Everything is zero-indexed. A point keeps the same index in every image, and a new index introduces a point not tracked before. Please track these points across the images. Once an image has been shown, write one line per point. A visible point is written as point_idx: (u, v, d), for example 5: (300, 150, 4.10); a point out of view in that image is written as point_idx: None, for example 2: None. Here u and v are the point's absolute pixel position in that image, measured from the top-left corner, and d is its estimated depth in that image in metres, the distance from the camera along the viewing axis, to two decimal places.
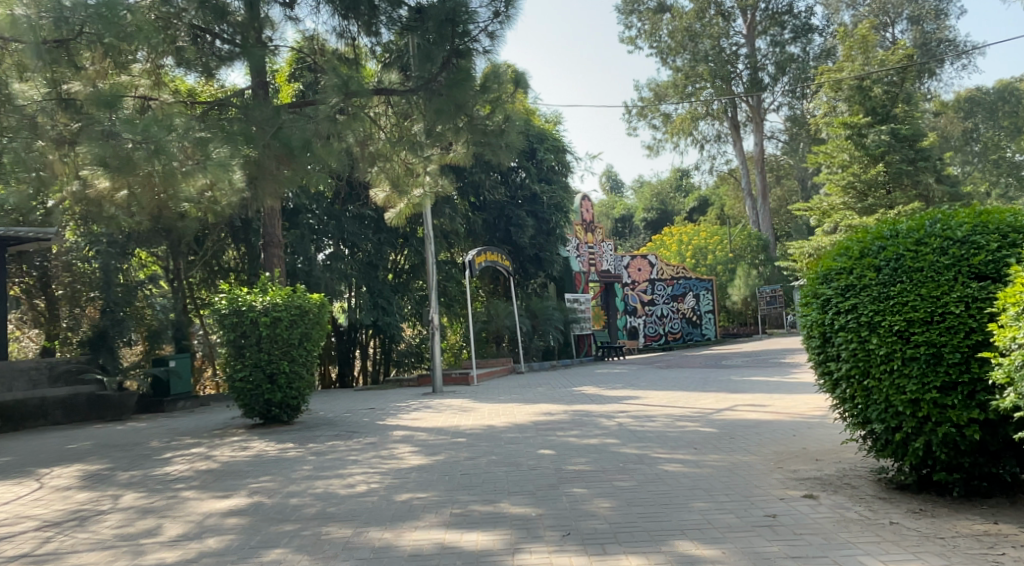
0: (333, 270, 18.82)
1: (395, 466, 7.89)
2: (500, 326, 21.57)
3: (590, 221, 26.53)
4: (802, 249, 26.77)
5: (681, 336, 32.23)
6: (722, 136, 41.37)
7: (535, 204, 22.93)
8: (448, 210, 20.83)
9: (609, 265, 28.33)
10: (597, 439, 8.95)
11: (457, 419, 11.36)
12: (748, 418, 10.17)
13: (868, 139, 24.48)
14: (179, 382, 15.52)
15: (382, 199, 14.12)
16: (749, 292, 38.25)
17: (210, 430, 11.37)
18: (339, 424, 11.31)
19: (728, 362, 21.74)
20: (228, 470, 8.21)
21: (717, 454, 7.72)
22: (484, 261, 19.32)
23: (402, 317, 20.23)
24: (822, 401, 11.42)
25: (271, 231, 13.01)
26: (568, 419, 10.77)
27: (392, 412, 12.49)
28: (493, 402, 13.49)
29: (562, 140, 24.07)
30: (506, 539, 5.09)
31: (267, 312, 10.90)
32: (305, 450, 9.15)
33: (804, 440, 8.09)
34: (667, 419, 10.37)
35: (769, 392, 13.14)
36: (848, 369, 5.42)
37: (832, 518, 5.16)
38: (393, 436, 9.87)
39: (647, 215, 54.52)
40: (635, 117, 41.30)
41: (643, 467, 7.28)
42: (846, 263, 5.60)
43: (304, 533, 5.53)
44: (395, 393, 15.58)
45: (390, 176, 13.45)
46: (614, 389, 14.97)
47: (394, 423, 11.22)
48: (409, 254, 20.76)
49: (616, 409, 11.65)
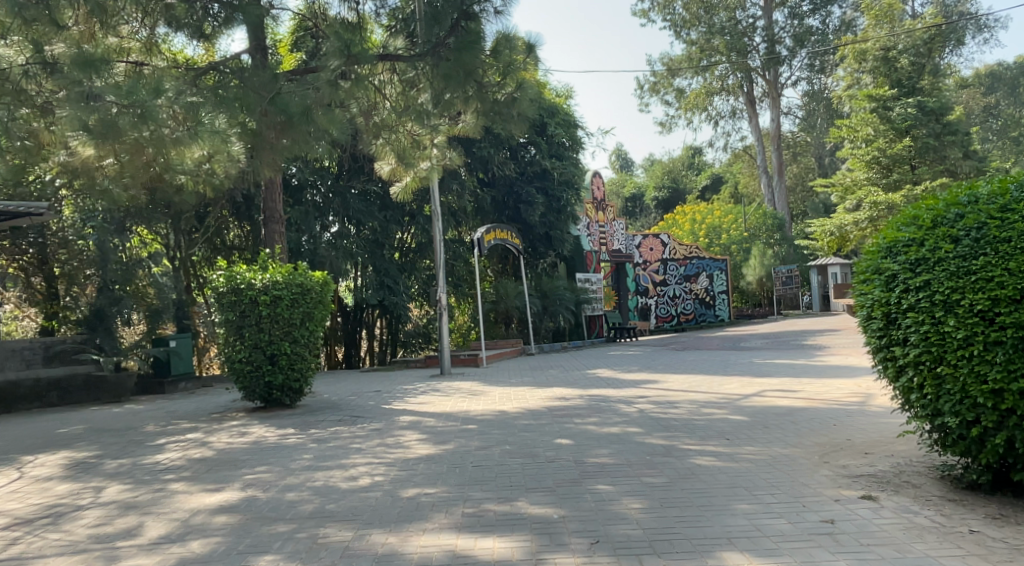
0: (339, 249, 18.21)
1: (402, 456, 7.26)
2: (508, 307, 20.78)
3: (601, 200, 25.77)
4: (824, 228, 26.41)
5: (693, 317, 31.53)
6: (736, 112, 40.45)
7: (545, 180, 22.21)
8: (456, 185, 20.16)
9: (620, 244, 27.64)
10: (618, 427, 8.31)
11: (467, 404, 10.73)
12: (778, 405, 9.52)
13: (894, 112, 24.17)
14: (180, 363, 14.91)
15: (388, 172, 13.41)
16: (764, 273, 37.48)
17: (208, 413, 10.75)
18: (343, 409, 10.70)
19: (746, 343, 21.11)
20: (222, 457, 7.59)
21: (752, 446, 7.08)
22: (494, 238, 18.60)
23: (410, 296, 19.61)
24: (854, 386, 10.78)
25: (271, 206, 12.29)
26: (585, 404, 10.13)
27: (399, 396, 11.87)
28: (504, 385, 12.85)
29: (572, 115, 23.28)
30: (527, 547, 4.47)
31: (267, 290, 10.28)
32: (306, 437, 8.52)
33: (847, 431, 7.45)
34: (690, 406, 9.73)
35: (795, 377, 12.50)
36: (918, 355, 4.76)
37: (900, 525, 4.51)
38: (399, 422, 9.25)
39: (658, 194, 53.71)
40: (648, 92, 40.46)
41: (673, 460, 6.65)
42: (915, 234, 4.94)
43: (299, 536, 4.91)
44: (402, 375, 14.97)
45: (395, 148, 12.73)
46: (630, 372, 14.35)
47: (401, 407, 10.60)
48: (416, 232, 19.97)
49: (635, 393, 11.02)
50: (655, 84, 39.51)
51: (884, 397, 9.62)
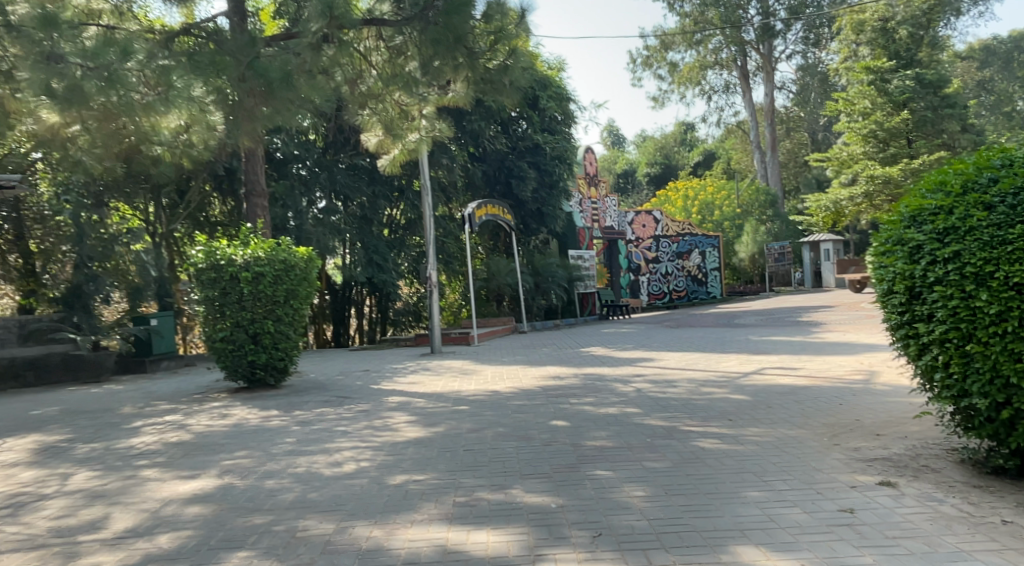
0: (326, 226, 17.78)
1: (389, 440, 6.88)
2: (500, 284, 20.36)
3: (593, 175, 25.32)
4: (820, 202, 26.57)
5: (685, 294, 31.26)
6: (730, 87, 40.07)
7: (537, 154, 21.70)
8: (445, 159, 19.70)
9: (613, 221, 27.30)
10: (616, 408, 7.96)
11: (458, 383, 10.36)
12: (780, 384, 9.22)
13: (891, 85, 24.37)
14: (162, 342, 14.41)
15: (374, 144, 12.93)
16: (757, 249, 37.27)
17: (189, 394, 10.34)
18: (329, 389, 10.31)
19: (741, 320, 20.90)
20: (200, 441, 7.19)
21: (757, 428, 6.74)
22: (485, 214, 18.17)
23: (399, 274, 19.16)
24: (855, 364, 10.50)
25: (253, 178, 11.80)
26: (580, 384, 9.78)
27: (388, 375, 11.49)
28: (496, 364, 12.49)
29: (564, 88, 22.74)
30: (525, 541, 4.10)
31: (248, 267, 9.83)
32: (290, 419, 8.13)
33: (854, 412, 7.13)
34: (689, 385, 9.41)
35: (793, 354, 12.21)
36: (945, 332, 4.43)
37: (926, 516, 4.18)
38: (387, 403, 8.87)
39: (650, 170, 53.34)
40: (641, 66, 40.00)
41: (676, 443, 6.31)
42: (943, 202, 4.57)
43: (277, 529, 4.54)
44: (391, 354, 14.61)
45: (382, 119, 12.25)
46: (624, 350, 14.03)
47: (389, 388, 10.21)
48: (405, 208, 19.55)
49: (632, 372, 10.68)
50: (647, 58, 39.01)
51: (888, 375, 9.33)
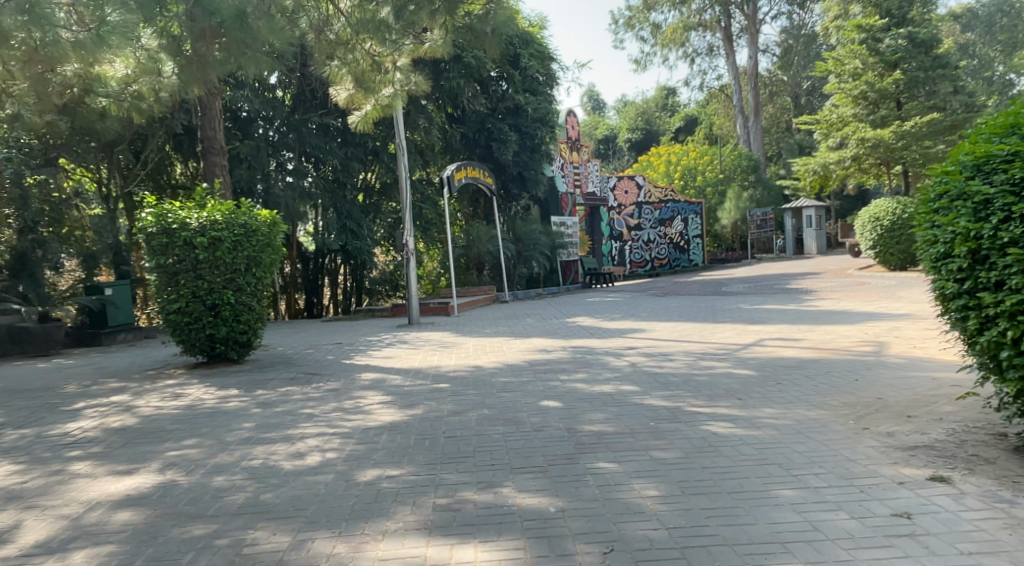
0: (295, 191, 16.86)
1: (360, 425, 6.08)
2: (481, 252, 19.52)
3: (575, 139, 24.44)
4: (808, 165, 26.93)
5: (668, 261, 30.60)
6: (713, 49, 39.20)
7: (518, 117, 20.82)
8: (422, 120, 18.76)
9: (595, 186, 26.52)
10: (611, 386, 7.24)
11: (437, 358, 9.57)
12: (785, 356, 8.55)
13: (883, 44, 24.13)
14: (118, 313, 13.51)
15: (345, 99, 12.03)
16: (739, 216, 36.65)
17: (144, 369, 9.47)
18: (297, 365, 9.48)
19: (728, 288, 20.33)
20: (145, 427, 6.34)
21: (772, 408, 6.04)
22: (465, 177, 17.24)
23: (374, 240, 18.23)
24: (860, 335, 9.88)
25: (211, 134, 10.83)
26: (569, 358, 9.02)
27: (361, 348, 10.67)
28: (477, 336, 11.69)
29: (546, 46, 21.71)
30: (522, 561, 3.37)
31: (204, 232, 8.94)
32: (250, 400, 7.29)
33: (874, 391, 6.48)
34: (688, 358, 8.70)
35: (791, 323, 11.57)
36: (1018, 302, 3.78)
37: (998, 525, 3.50)
38: (360, 381, 8.08)
39: (631, 135, 52.45)
40: (623, 27, 38.99)
41: (685, 426, 5.58)
42: (1018, 147, 3.92)
43: (221, 543, 3.76)
44: (365, 326, 13.79)
45: (352, 72, 11.29)
46: (611, 320, 13.32)
47: (362, 363, 9.40)
48: (380, 171, 18.57)
49: (624, 345, 9.96)
50: (630, 19, 38.05)
51: (898, 348, 8.73)
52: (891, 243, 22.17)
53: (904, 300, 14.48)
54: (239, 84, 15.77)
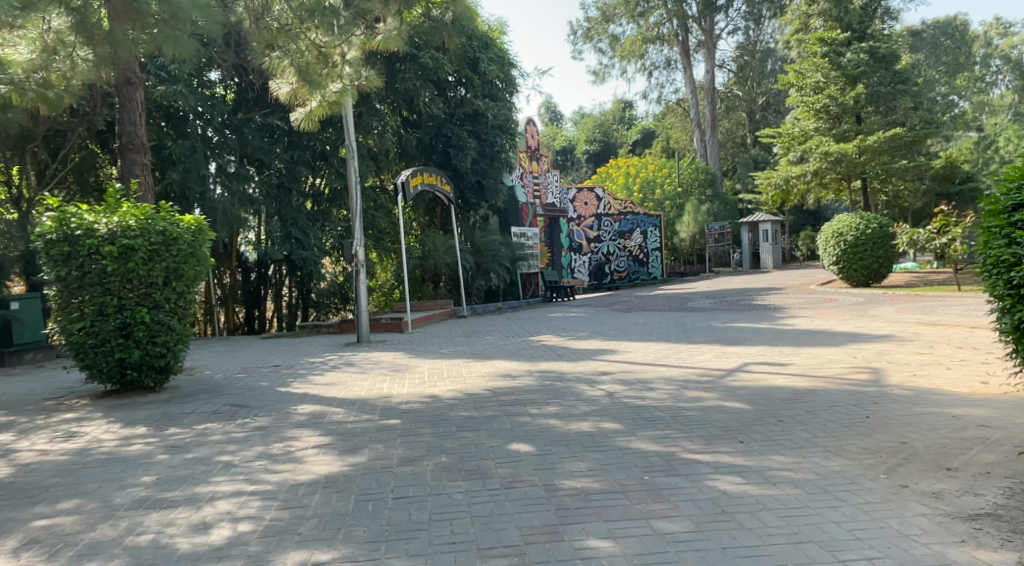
0: (234, 196, 15.55)
1: (288, 480, 4.95)
2: (437, 264, 18.41)
3: (535, 148, 23.54)
4: (770, 179, 26.45)
5: (627, 275, 29.88)
6: (671, 63, 38.88)
7: (477, 123, 19.85)
8: (376, 123, 17.64)
9: (554, 197, 25.67)
10: (589, 424, 6.24)
11: (386, 385, 8.43)
12: (778, 385, 7.66)
13: (845, 58, 24.08)
14: (25, 330, 12.04)
15: (287, 94, 10.73)
16: (698, 230, 36.10)
17: (43, 399, 8.12)
18: (225, 393, 8.26)
19: (694, 303, 19.58)
20: (16, 482, 5.09)
21: (783, 456, 5.09)
22: (421, 183, 16.14)
23: (322, 250, 17.00)
24: (851, 360, 9.09)
25: (130, 129, 9.57)
26: (536, 387, 7.98)
27: (300, 372, 9.48)
28: (432, 358, 10.58)
29: (506, 51, 20.74)
30: None
31: (114, 239, 7.70)
32: (160, 441, 6.09)
33: (894, 433, 5.60)
34: (669, 387, 7.74)
35: (771, 345, 10.73)
36: None
37: None
38: (295, 416, 6.90)
39: (589, 147, 51.99)
40: (581, 38, 38.63)
41: (687, 482, 4.60)
42: None
43: None
44: (309, 344, 12.54)
45: (297, 66, 10.32)
46: (578, 339, 12.33)
47: (299, 392, 8.21)
48: (329, 176, 17.37)
49: (596, 370, 8.98)
50: (588, 31, 37.71)
51: (898, 376, 7.94)
52: (855, 258, 21.70)
53: (880, 319, 13.84)
54: (172, 78, 14.34)
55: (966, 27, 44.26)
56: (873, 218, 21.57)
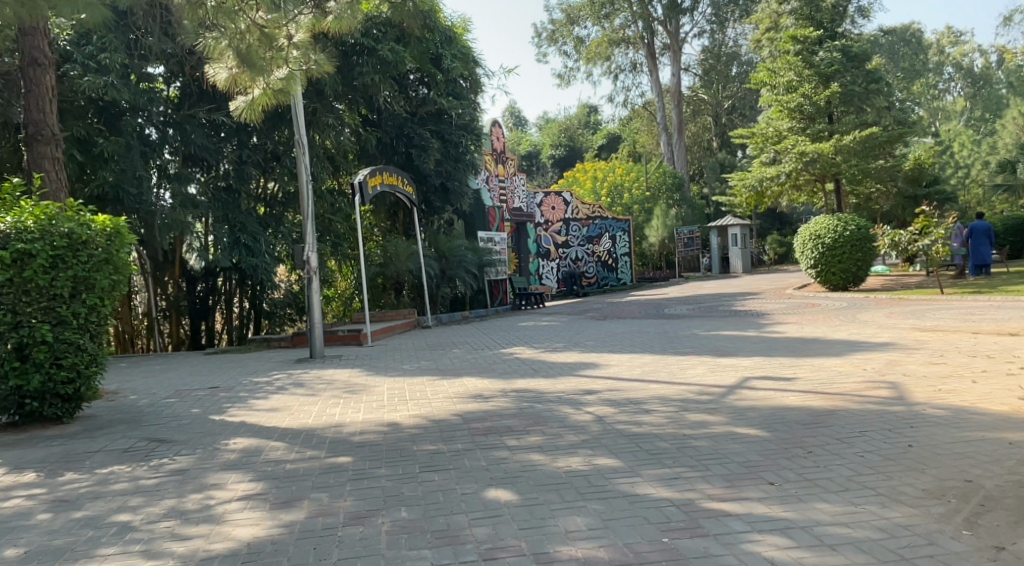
0: (176, 199, 14.27)
1: (198, 551, 3.80)
2: (399, 271, 17.16)
3: (501, 151, 22.53)
4: (743, 181, 25.68)
5: (596, 280, 28.95)
6: (636, 66, 38.20)
7: (441, 122, 18.82)
8: (332, 120, 16.37)
9: (521, 202, 24.63)
10: (580, 460, 5.18)
11: (338, 409, 7.27)
12: (790, 405, 6.69)
13: (818, 57, 23.56)
14: None
15: (225, 80, 9.41)
16: (667, 234, 35.28)
17: None
18: (148, 422, 7.02)
19: (671, 310, 18.66)
20: None
21: (828, 505, 4.07)
22: (382, 183, 14.98)
23: (274, 258, 15.73)
24: (861, 374, 8.17)
25: (39, 117, 8.56)
26: (513, 411, 6.88)
27: (240, 396, 8.25)
28: (394, 375, 9.41)
29: (469, 48, 19.65)
30: None
31: (8, 243, 6.44)
32: (49, 494, 4.87)
33: (951, 468, 4.64)
34: (666, 410, 6.70)
35: (767, 356, 9.77)
36: None
37: None
38: (224, 454, 5.70)
39: (555, 152, 51.32)
40: (545, 41, 37.88)
41: (720, 548, 3.56)
42: None
43: None
44: (254, 360, 11.28)
45: (238, 50, 9.21)
46: (554, 351, 11.26)
47: (235, 421, 7.01)
48: (280, 178, 16.13)
49: (579, 388, 7.90)
50: (552, 33, 36.99)
51: (922, 392, 7.04)
52: (832, 262, 21.01)
53: (872, 325, 13.01)
54: (102, 68, 12.93)
55: (920, 35, 44.63)
56: (851, 220, 20.89)
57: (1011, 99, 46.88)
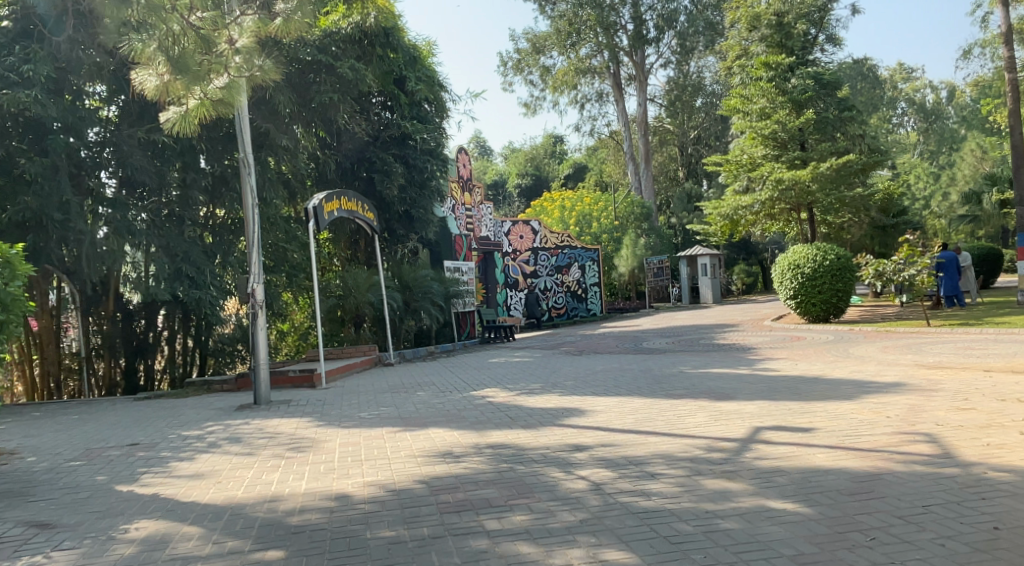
0: (111, 226, 12.78)
1: None
2: (359, 303, 15.88)
3: (468, 179, 21.51)
4: (717, 209, 24.89)
5: (565, 311, 27.83)
6: (603, 95, 37.68)
7: (405, 147, 17.69)
8: (287, 142, 14.97)
9: (488, 230, 23.54)
10: (583, 555, 3.98)
11: (276, 475, 5.98)
12: (823, 467, 5.59)
13: (790, 84, 22.99)
14: None
15: (155, 88, 7.97)
16: (636, 264, 34.37)
17: None
18: (37, 496, 5.66)
19: (650, 343, 17.57)
20: None
21: None
22: (338, 209, 13.68)
23: (221, 291, 14.31)
24: (888, 423, 7.12)
25: None
26: (490, 476, 5.68)
27: (162, 456, 6.90)
28: (348, 426, 8.12)
29: (434, 71, 18.58)
30: None
31: None
32: None
33: None
34: (676, 474, 5.53)
35: (772, 400, 8.69)
36: None
37: None
38: (118, 548, 4.41)
39: (522, 181, 50.51)
40: (511, 70, 37.23)
41: None
42: None
43: None
44: (189, 407, 9.89)
45: (169, 54, 7.86)
46: (531, 393, 10.05)
47: (148, 492, 5.68)
48: (228, 204, 14.81)
49: (566, 444, 6.70)
50: (518, 62, 36.35)
51: (972, 447, 6.00)
52: (812, 292, 20.21)
53: (871, 362, 12.04)
54: (26, 80, 11.51)
55: (876, 70, 45.00)
56: (830, 250, 20.20)
57: (964, 132, 47.47)
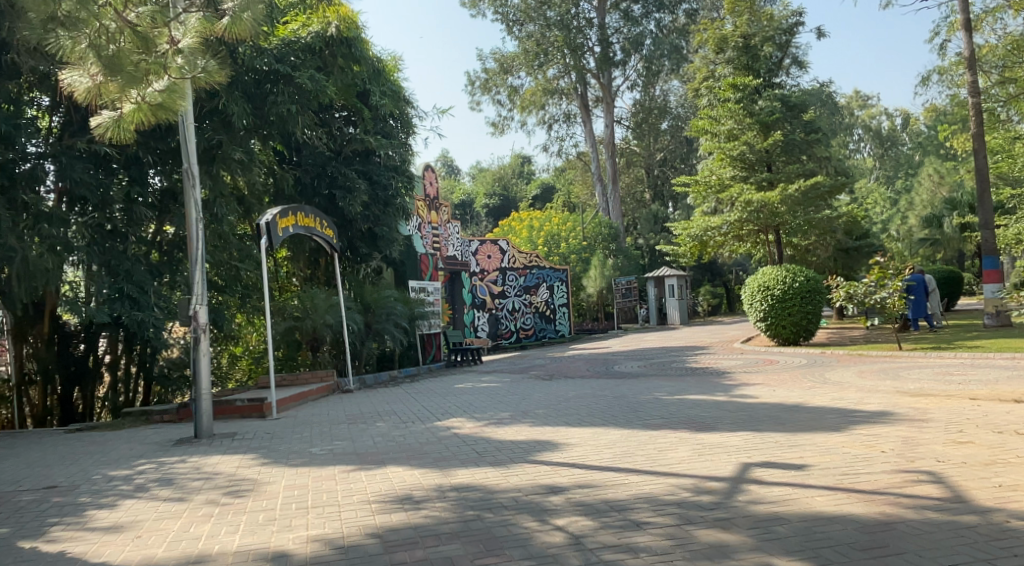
0: (46, 243, 11.72)
1: None
2: (317, 325, 15.04)
3: (434, 197, 20.90)
4: (687, 230, 24.56)
5: (534, 333, 27.16)
6: (570, 116, 37.42)
7: (369, 162, 17.01)
8: (241, 155, 14.10)
9: (454, 250, 22.88)
10: None
11: (207, 527, 5.20)
12: (827, 513, 4.99)
13: (757, 106, 22.73)
14: None
15: (87, 90, 7.25)
16: (604, 284, 33.92)
17: None
18: None
19: (621, 367, 17.01)
20: None
21: None
22: (293, 225, 12.88)
23: (166, 312, 13.39)
24: (886, 459, 6.57)
25: None
26: (453, 527, 4.99)
27: (79, 502, 6.07)
28: (297, 463, 7.36)
29: (400, 85, 17.98)
30: None
31: None
32: None
33: None
34: (664, 523, 4.89)
35: (758, 431, 8.11)
36: None
37: None
38: None
39: (489, 201, 49.99)
40: (479, 89, 36.81)
41: None
42: None
43: None
44: (122, 441, 9.01)
45: (100, 52, 7.11)
46: (499, 424, 9.35)
47: (52, 550, 4.87)
48: (176, 221, 13.92)
49: (539, 486, 6.02)
50: (485, 82, 35.95)
51: (985, 489, 5.46)
52: (783, 314, 19.87)
53: (852, 388, 11.57)
54: None
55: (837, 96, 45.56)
56: (800, 271, 19.84)
57: (921, 157, 48.24)
